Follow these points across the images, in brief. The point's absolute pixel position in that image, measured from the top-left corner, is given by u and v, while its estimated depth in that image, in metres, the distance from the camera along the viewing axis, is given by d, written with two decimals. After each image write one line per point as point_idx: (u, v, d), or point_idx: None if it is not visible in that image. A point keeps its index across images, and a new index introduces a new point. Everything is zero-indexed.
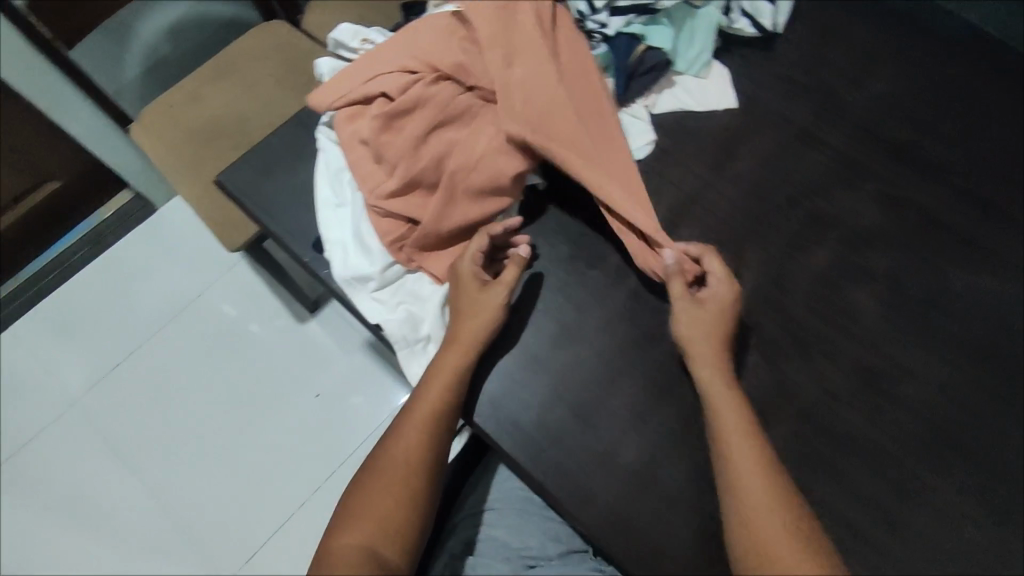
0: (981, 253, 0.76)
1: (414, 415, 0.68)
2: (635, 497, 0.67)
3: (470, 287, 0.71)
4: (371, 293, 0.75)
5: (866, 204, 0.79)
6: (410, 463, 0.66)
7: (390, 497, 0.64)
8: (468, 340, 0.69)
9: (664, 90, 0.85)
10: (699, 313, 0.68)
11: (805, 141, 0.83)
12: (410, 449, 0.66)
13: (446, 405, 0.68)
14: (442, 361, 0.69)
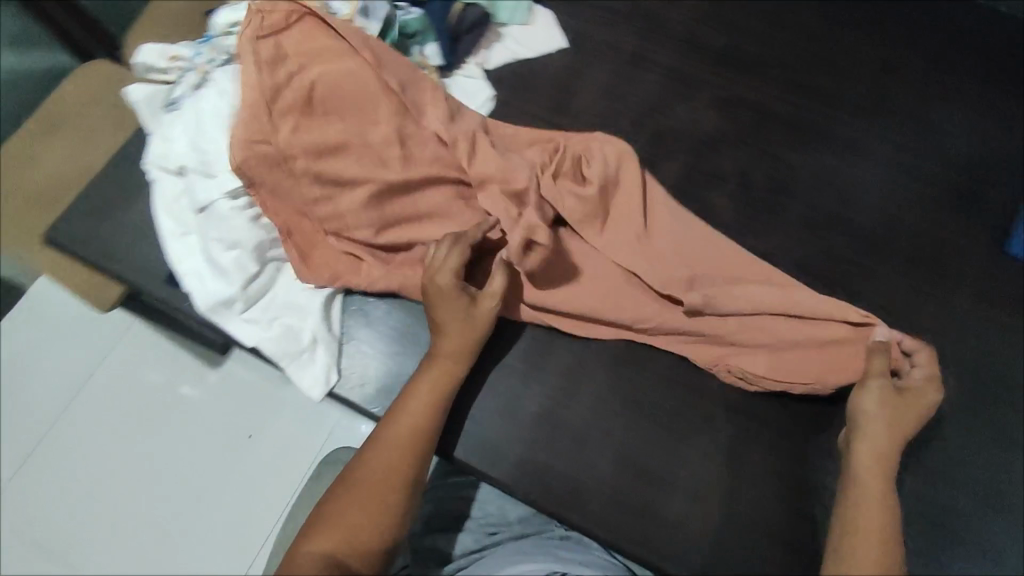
0: (812, 135, 0.82)
1: (394, 433, 0.63)
2: (550, 441, 0.69)
3: (451, 299, 0.65)
4: (243, 316, 0.72)
5: (703, 112, 0.83)
6: (385, 477, 0.61)
7: (364, 515, 0.59)
8: (455, 355, 0.66)
9: (492, 44, 0.85)
10: (897, 400, 0.63)
11: (638, 65, 0.85)
12: (386, 465, 0.61)
13: (428, 422, 0.64)
14: (427, 375, 0.66)
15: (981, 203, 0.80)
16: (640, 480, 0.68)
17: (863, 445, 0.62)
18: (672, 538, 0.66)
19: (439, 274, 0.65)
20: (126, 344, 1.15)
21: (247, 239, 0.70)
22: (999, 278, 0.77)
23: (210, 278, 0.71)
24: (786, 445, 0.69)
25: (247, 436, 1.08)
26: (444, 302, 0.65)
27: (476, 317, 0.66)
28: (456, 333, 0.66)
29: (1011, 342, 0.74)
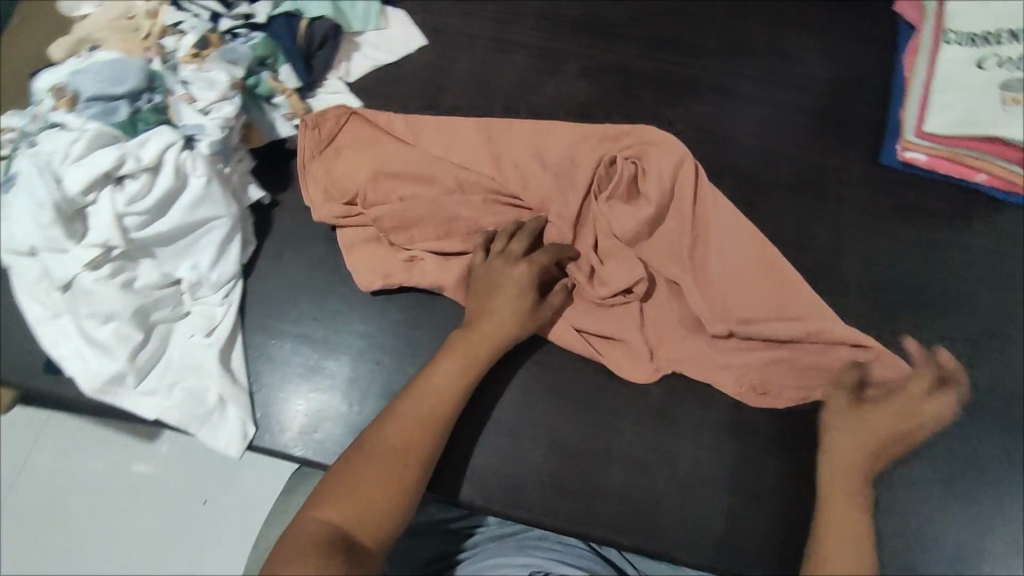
0: (681, 87, 0.84)
1: (413, 413, 0.62)
2: (486, 443, 0.69)
3: (509, 292, 0.67)
4: (138, 389, 0.67)
5: (575, 85, 0.83)
6: (397, 452, 0.60)
7: (379, 488, 0.57)
8: (490, 338, 0.66)
9: (351, 55, 0.82)
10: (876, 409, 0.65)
11: (502, 49, 0.84)
12: (406, 435, 0.61)
13: (446, 403, 0.63)
14: (451, 353, 0.66)
15: (850, 120, 0.82)
16: (571, 457, 0.68)
17: (836, 454, 0.64)
18: (616, 509, 0.67)
19: (500, 269, 0.68)
20: (49, 439, 1.06)
21: (123, 308, 0.65)
22: (878, 188, 0.80)
23: (90, 357, 0.65)
24: (710, 393, 0.71)
25: (199, 503, 1.04)
26: (497, 294, 0.67)
27: (526, 311, 0.67)
28: (502, 324, 0.67)
29: (898, 247, 0.77)
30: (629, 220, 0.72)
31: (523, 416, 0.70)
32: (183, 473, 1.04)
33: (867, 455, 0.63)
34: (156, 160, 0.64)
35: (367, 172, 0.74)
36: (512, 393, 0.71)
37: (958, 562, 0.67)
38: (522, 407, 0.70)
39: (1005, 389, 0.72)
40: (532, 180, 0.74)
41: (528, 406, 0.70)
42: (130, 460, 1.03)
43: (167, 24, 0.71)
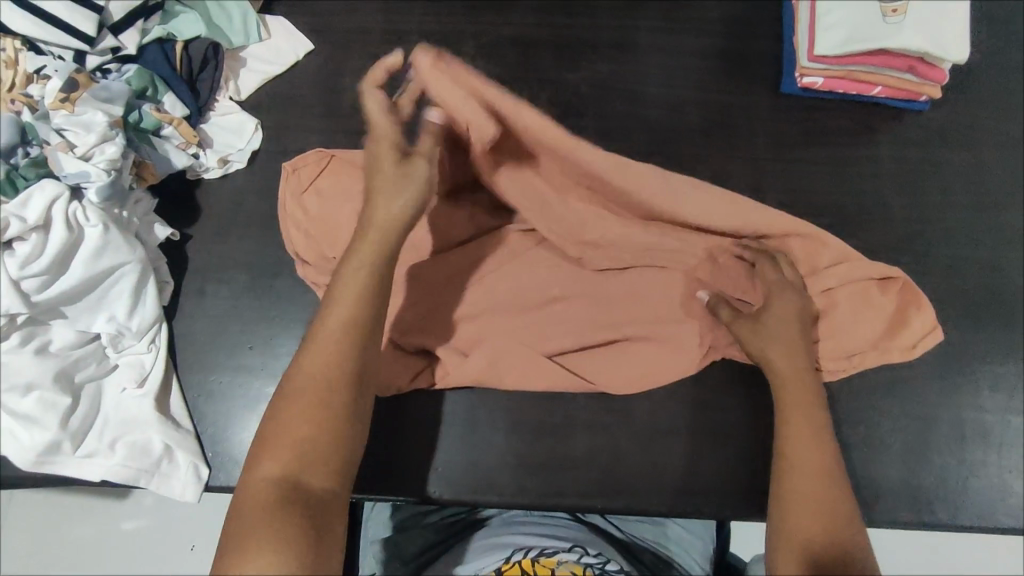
0: (580, 48, 0.83)
1: (321, 340, 0.58)
2: (450, 439, 0.69)
3: (388, 172, 0.62)
4: (78, 454, 0.64)
5: (474, 65, 0.82)
6: (320, 390, 0.57)
7: (309, 422, 0.55)
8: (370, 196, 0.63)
9: (239, 72, 0.79)
10: (779, 308, 0.68)
11: (393, 40, 0.82)
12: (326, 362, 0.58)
13: (353, 315, 0.59)
14: (345, 268, 0.60)
15: (749, 54, 0.83)
16: (534, 435, 0.69)
17: (779, 366, 0.66)
18: (581, 475, 0.68)
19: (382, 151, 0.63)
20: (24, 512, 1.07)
21: (42, 375, 0.62)
22: (784, 117, 0.81)
23: (18, 432, 0.62)
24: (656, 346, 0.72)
25: None
26: (378, 187, 0.62)
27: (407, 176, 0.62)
28: (387, 205, 0.61)
29: (811, 170, 0.79)
30: (640, 240, 0.71)
31: (491, 407, 0.70)
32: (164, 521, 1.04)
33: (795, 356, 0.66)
34: (44, 217, 0.61)
35: (349, 211, 0.72)
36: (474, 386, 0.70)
37: (911, 459, 0.70)
38: (489, 398, 0.70)
39: (931, 287, 0.75)
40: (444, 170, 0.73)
41: (489, 395, 0.70)
42: (113, 521, 1.05)
43: (30, 70, 0.66)
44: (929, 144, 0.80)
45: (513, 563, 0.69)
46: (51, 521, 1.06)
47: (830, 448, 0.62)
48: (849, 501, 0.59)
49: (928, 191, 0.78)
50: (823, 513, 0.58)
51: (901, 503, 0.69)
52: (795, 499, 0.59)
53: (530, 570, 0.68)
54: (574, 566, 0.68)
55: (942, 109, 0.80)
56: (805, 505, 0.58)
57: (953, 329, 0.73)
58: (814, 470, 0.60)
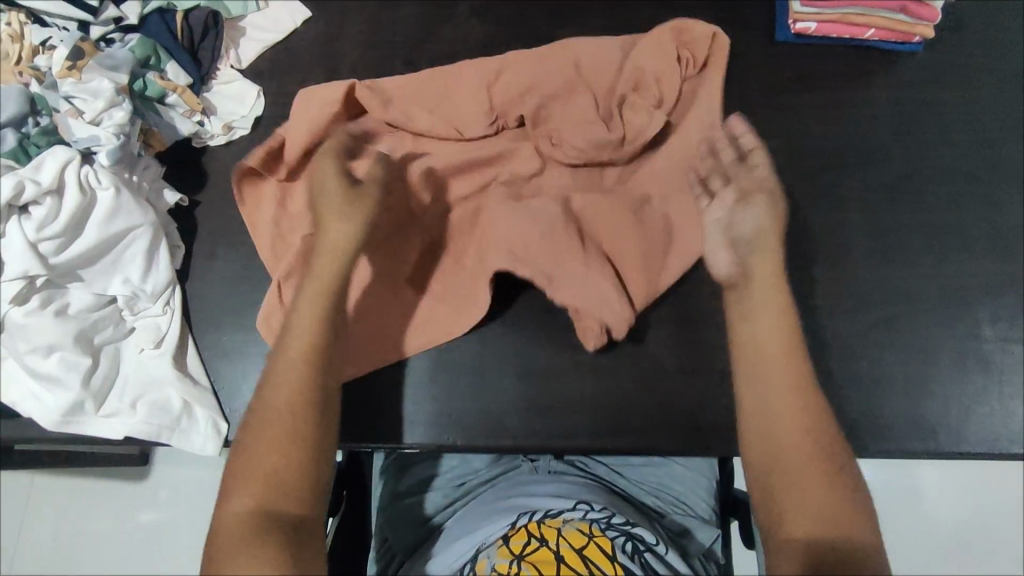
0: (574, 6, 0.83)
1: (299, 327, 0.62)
2: (460, 387, 0.70)
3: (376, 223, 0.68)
4: (99, 412, 0.66)
5: (469, 25, 0.82)
6: (278, 430, 0.57)
7: (288, 409, 0.58)
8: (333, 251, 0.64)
9: (238, 41, 0.80)
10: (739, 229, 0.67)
11: (389, 4, 0.83)
12: (299, 344, 0.61)
13: (310, 354, 0.60)
14: (308, 292, 0.63)
15: (741, 3, 0.83)
16: (542, 379, 0.70)
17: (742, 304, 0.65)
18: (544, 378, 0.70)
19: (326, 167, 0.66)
20: (43, 490, 1.09)
21: (62, 337, 0.64)
22: (779, 64, 0.81)
23: (41, 392, 0.64)
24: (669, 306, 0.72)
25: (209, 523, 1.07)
26: (325, 202, 0.65)
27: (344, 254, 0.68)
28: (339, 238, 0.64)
29: (807, 115, 0.80)
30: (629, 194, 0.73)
31: (501, 353, 0.71)
32: (187, 497, 1.08)
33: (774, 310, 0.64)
34: (57, 181, 0.62)
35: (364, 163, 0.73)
36: (482, 334, 0.72)
37: (913, 390, 0.71)
38: (500, 345, 0.71)
39: (928, 223, 0.75)
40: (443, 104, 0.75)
41: (497, 343, 0.71)
42: (130, 510, 1.08)
43: (35, 42, 0.67)
44: (924, 85, 0.80)
45: (519, 529, 0.67)
46: (65, 511, 1.08)
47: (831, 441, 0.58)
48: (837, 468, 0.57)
49: (922, 130, 0.79)
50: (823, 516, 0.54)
51: (905, 433, 0.70)
52: (794, 507, 0.55)
53: (537, 533, 0.67)
54: (580, 524, 0.68)
55: (937, 49, 0.81)
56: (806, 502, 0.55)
57: (954, 264, 0.74)
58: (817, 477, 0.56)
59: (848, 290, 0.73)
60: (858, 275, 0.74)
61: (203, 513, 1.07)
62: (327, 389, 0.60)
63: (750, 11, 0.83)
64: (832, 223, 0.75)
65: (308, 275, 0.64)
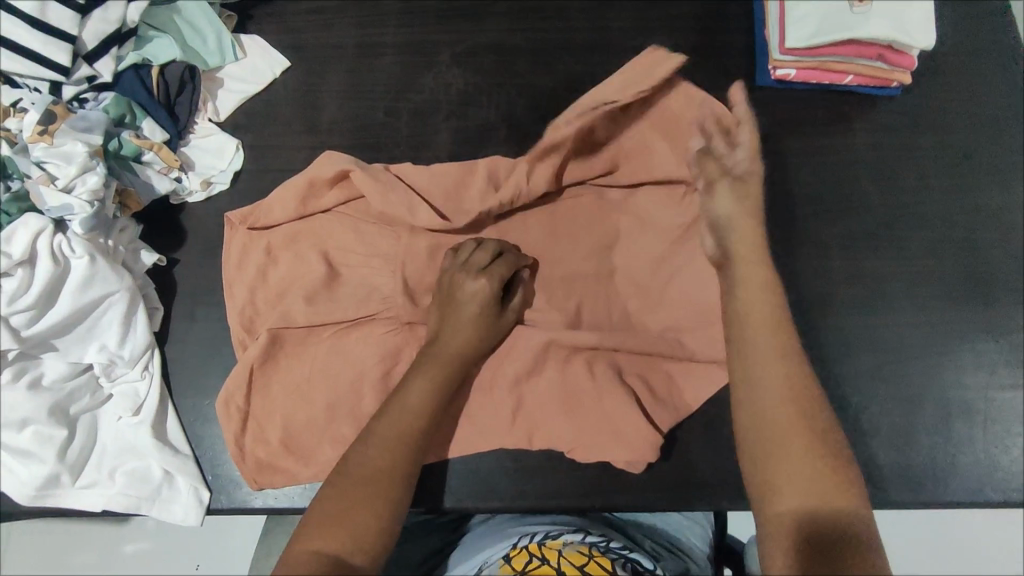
0: (556, 52, 0.83)
1: (433, 373, 0.64)
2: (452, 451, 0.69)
3: (464, 320, 0.66)
4: (77, 483, 0.65)
5: (450, 73, 0.82)
6: (378, 471, 0.59)
7: (401, 439, 0.61)
8: (456, 350, 0.66)
9: (216, 93, 0.79)
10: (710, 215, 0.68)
11: (369, 52, 0.82)
12: (421, 399, 0.63)
13: (419, 422, 0.62)
14: (424, 372, 0.64)
15: (723, 48, 0.84)
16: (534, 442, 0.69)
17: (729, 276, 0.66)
18: (533, 459, 0.69)
19: (465, 280, 0.67)
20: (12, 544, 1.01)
21: (36, 411, 0.62)
22: (759, 110, 0.82)
23: (13, 466, 0.62)
24: (662, 362, 0.71)
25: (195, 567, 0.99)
26: (462, 306, 0.67)
27: (419, 362, 0.65)
28: (469, 337, 0.66)
29: (790, 161, 0.80)
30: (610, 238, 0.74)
31: (496, 427, 0.69)
32: (166, 542, 0.99)
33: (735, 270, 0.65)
34: (29, 252, 0.61)
35: (340, 213, 0.73)
36: (474, 401, 0.69)
37: (898, 438, 0.71)
38: (491, 415, 0.69)
39: (911, 269, 0.76)
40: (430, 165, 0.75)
41: (487, 409, 0.69)
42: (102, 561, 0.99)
43: (7, 104, 0.65)
44: (902, 129, 0.81)
45: (521, 548, 0.68)
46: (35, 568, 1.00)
47: (815, 405, 0.59)
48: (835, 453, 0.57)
49: (903, 175, 0.79)
50: (823, 488, 0.55)
51: (892, 483, 0.70)
52: (786, 485, 0.55)
53: (539, 553, 0.67)
54: (581, 547, 0.67)
55: (914, 94, 0.82)
56: (804, 488, 0.55)
57: (936, 310, 0.75)
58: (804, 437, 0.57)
59: (832, 339, 0.74)
60: (843, 322, 0.74)
61: (177, 561, 0.99)
62: (409, 490, 0.60)
63: (732, 57, 0.83)
64: (814, 271, 0.76)
65: (427, 356, 0.65)
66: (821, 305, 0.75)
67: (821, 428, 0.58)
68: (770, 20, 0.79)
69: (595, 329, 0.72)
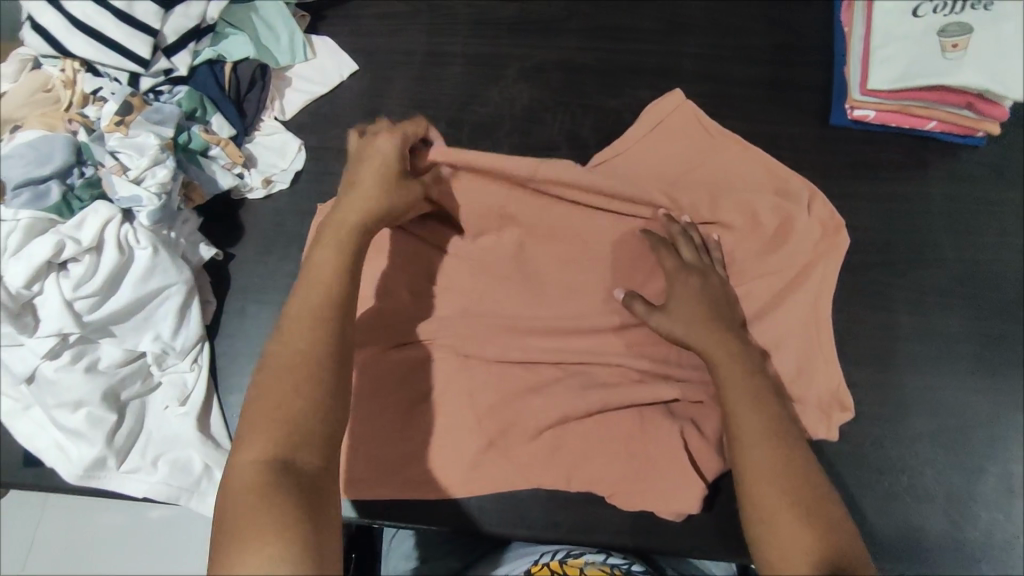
0: (625, 74, 0.81)
1: (339, 231, 0.58)
2: (490, 481, 0.67)
3: (374, 172, 0.62)
4: (121, 466, 0.66)
5: (516, 88, 0.81)
6: (299, 361, 0.50)
7: (311, 305, 0.53)
8: (367, 209, 0.60)
9: (284, 92, 0.80)
10: (689, 277, 0.67)
11: (436, 61, 0.82)
12: (330, 261, 0.56)
13: (332, 290, 0.54)
14: (331, 240, 0.57)
15: (800, 84, 0.81)
16: (575, 478, 0.67)
17: (697, 333, 0.64)
18: (570, 492, 0.68)
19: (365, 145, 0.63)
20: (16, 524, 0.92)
21: (91, 394, 0.64)
22: (832, 151, 0.79)
23: (66, 443, 0.65)
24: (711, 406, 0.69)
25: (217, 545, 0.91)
26: (364, 166, 0.62)
27: (335, 227, 0.58)
28: (376, 197, 0.60)
29: (861, 205, 0.77)
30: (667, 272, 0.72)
31: (537, 458, 0.67)
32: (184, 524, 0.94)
33: (713, 324, 0.64)
34: (97, 240, 0.63)
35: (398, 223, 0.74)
36: (516, 428, 0.68)
37: (954, 508, 0.68)
38: (532, 445, 0.68)
39: (983, 331, 0.72)
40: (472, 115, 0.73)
41: (528, 437, 0.68)
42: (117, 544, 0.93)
43: (87, 91, 0.67)
44: (983, 182, 0.77)
45: (542, 565, 0.72)
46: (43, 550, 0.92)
47: (798, 453, 0.56)
48: (831, 499, 0.53)
49: (982, 230, 0.75)
50: (821, 532, 0.50)
51: (943, 555, 0.67)
52: (779, 531, 0.51)
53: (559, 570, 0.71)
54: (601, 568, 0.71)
55: (1001, 146, 0.77)
56: (801, 533, 0.50)
57: (1006, 377, 0.71)
58: (778, 480, 0.53)
59: (891, 397, 0.71)
60: (903, 380, 0.71)
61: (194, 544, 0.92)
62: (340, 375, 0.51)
63: (809, 94, 0.81)
64: (878, 324, 0.73)
65: (335, 217, 0.59)
66: (882, 359, 0.72)
67: (805, 474, 0.54)
68: (850, 61, 0.77)
69: (645, 364, 0.70)
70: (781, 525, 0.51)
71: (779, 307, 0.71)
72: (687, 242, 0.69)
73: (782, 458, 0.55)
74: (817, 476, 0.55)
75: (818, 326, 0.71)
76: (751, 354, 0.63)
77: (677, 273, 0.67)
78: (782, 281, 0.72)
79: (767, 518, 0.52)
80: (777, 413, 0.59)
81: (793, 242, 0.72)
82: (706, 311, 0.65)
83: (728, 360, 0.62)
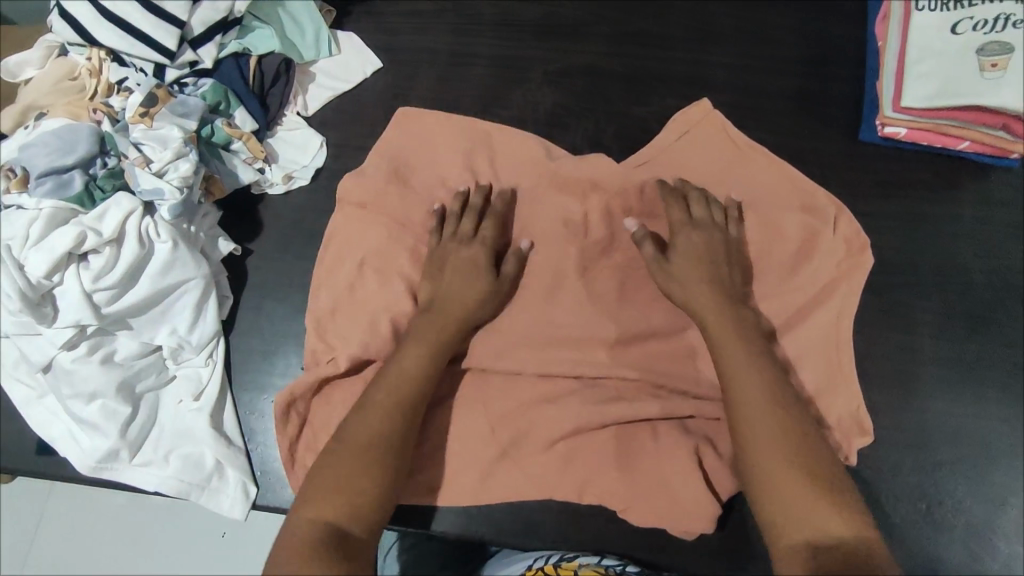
0: (652, 81, 0.80)
1: (424, 336, 0.64)
2: (501, 490, 0.67)
3: (457, 270, 0.68)
4: (134, 459, 0.66)
5: (540, 92, 0.80)
6: (367, 446, 0.56)
7: (395, 410, 0.59)
8: (455, 316, 0.66)
9: (307, 87, 0.79)
10: (698, 233, 0.68)
11: (461, 62, 0.81)
12: (417, 364, 0.62)
13: (410, 396, 0.61)
14: (418, 341, 0.64)
15: (831, 98, 0.79)
16: (587, 491, 0.66)
17: (699, 300, 0.65)
18: (581, 504, 0.67)
19: (459, 252, 0.68)
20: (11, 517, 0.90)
21: (106, 385, 0.64)
22: (861, 168, 0.77)
23: (81, 434, 0.65)
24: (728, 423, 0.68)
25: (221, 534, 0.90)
26: (451, 270, 0.68)
27: (419, 331, 0.65)
28: (468, 299, 0.67)
29: (889, 225, 0.75)
30: None
31: (549, 469, 0.67)
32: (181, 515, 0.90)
33: (715, 292, 0.65)
34: (118, 232, 0.62)
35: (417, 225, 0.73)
36: (530, 437, 0.68)
37: (972, 538, 0.67)
38: (544, 455, 0.67)
39: (1008, 358, 0.71)
40: (510, 129, 0.76)
41: (541, 447, 0.67)
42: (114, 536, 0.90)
43: (113, 81, 0.67)
44: (1015, 205, 0.75)
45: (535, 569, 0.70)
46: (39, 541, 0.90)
47: (794, 417, 0.57)
48: (827, 466, 0.54)
49: (1012, 255, 0.74)
50: (816, 499, 0.52)
51: None
52: (776, 500, 0.52)
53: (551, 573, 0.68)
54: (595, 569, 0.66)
55: None
56: (800, 501, 0.52)
57: None
58: (777, 449, 0.55)
59: (911, 422, 0.69)
60: (925, 405, 0.70)
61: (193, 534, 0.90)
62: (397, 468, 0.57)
63: (839, 108, 0.79)
64: (901, 347, 0.71)
65: (419, 322, 0.65)
66: (904, 383, 0.70)
67: (803, 441, 0.55)
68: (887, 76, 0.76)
69: (663, 378, 0.69)
70: (778, 497, 0.52)
71: (802, 325, 0.70)
72: (700, 201, 0.70)
73: (779, 427, 0.56)
74: (813, 443, 0.56)
75: (840, 346, 0.69)
76: (751, 323, 0.64)
77: (689, 231, 0.68)
78: (805, 300, 0.70)
79: (765, 491, 0.53)
80: (777, 382, 0.59)
81: (817, 259, 0.71)
82: (709, 271, 0.66)
83: (728, 329, 0.63)
